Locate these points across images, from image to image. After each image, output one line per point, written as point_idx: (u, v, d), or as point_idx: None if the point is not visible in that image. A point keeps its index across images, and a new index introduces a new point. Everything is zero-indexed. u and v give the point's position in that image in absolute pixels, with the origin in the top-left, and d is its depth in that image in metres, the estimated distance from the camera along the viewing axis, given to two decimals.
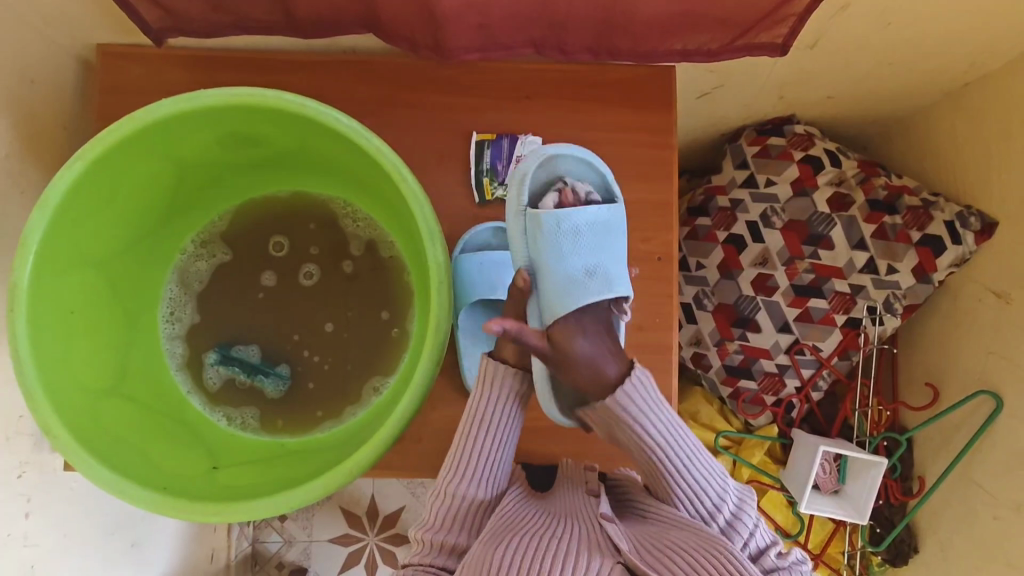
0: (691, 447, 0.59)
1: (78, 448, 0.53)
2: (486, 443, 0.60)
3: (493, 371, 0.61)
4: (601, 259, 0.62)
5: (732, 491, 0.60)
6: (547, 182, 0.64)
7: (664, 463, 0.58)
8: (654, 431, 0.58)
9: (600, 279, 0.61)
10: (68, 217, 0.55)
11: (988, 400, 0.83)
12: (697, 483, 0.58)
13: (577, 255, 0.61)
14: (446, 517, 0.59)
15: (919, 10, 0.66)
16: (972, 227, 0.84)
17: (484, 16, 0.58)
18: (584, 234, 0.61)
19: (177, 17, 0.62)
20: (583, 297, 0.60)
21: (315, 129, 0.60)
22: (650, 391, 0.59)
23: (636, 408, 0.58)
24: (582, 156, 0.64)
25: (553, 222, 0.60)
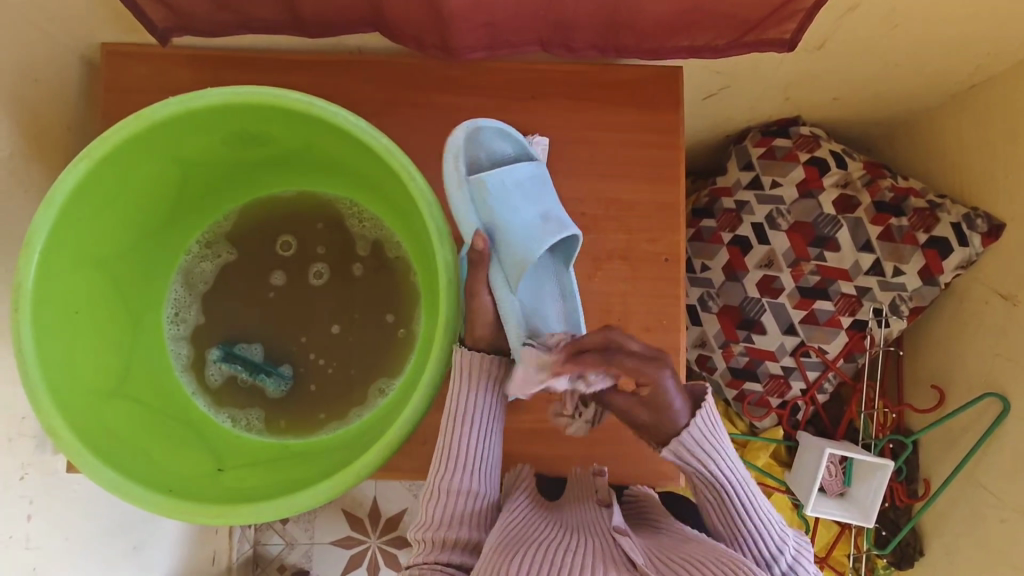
0: (752, 491, 0.59)
1: (81, 449, 0.53)
2: (473, 439, 0.60)
3: (465, 362, 0.60)
4: (550, 207, 0.62)
5: (793, 539, 0.59)
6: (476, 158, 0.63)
7: (727, 500, 0.58)
8: (718, 470, 0.57)
9: (556, 223, 0.61)
10: (73, 217, 0.55)
11: (995, 401, 0.83)
12: (757, 524, 0.58)
13: (526, 206, 0.61)
14: (446, 515, 0.59)
15: (927, 11, 0.66)
16: (979, 228, 0.84)
17: (491, 14, 0.58)
18: (524, 184, 0.62)
19: (182, 16, 0.61)
20: (545, 240, 0.60)
21: (323, 128, 0.59)
22: (719, 428, 0.57)
23: (706, 445, 0.56)
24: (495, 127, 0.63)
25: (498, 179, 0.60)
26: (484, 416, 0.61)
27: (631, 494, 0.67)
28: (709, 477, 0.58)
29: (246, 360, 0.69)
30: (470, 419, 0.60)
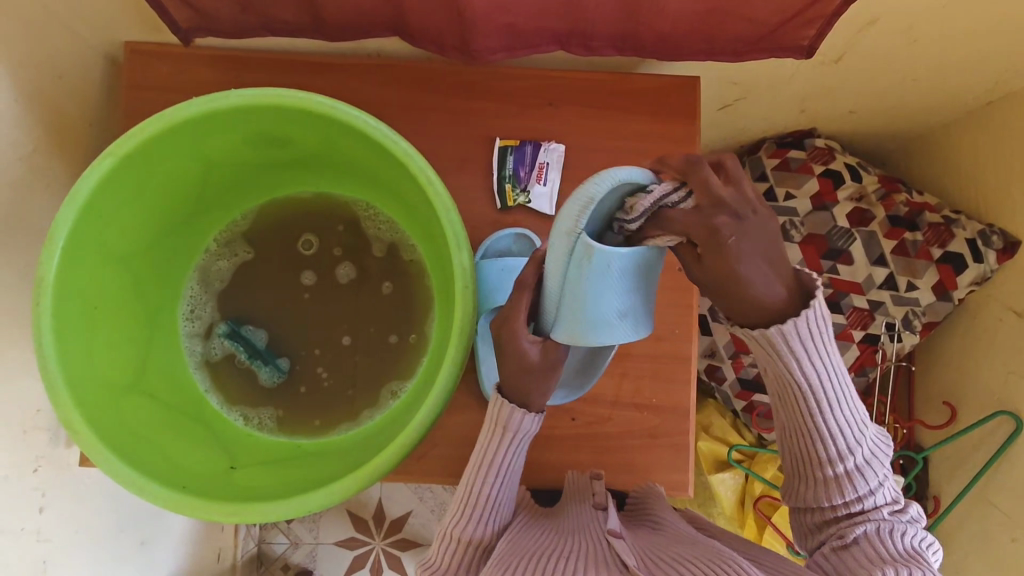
0: (842, 390, 0.54)
1: (98, 444, 0.53)
2: (488, 485, 0.59)
3: (508, 418, 0.57)
4: (635, 297, 0.51)
5: (868, 440, 0.56)
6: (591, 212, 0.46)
7: (806, 399, 0.53)
8: (812, 368, 0.51)
9: (626, 318, 0.52)
10: (96, 212, 0.56)
11: (1007, 420, 0.82)
12: (834, 424, 0.54)
13: (617, 297, 0.50)
14: (455, 558, 0.58)
15: (946, 27, 0.66)
16: (994, 245, 0.83)
17: (511, 17, 0.58)
18: (630, 274, 0.49)
19: (206, 17, 0.62)
20: (605, 339, 0.52)
21: (344, 131, 0.60)
22: (824, 325, 0.49)
23: (806, 345, 0.49)
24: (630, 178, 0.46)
25: (606, 263, 0.47)
26: (510, 467, 0.59)
27: (636, 495, 0.66)
28: (797, 380, 0.52)
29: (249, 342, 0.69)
30: (494, 466, 0.59)
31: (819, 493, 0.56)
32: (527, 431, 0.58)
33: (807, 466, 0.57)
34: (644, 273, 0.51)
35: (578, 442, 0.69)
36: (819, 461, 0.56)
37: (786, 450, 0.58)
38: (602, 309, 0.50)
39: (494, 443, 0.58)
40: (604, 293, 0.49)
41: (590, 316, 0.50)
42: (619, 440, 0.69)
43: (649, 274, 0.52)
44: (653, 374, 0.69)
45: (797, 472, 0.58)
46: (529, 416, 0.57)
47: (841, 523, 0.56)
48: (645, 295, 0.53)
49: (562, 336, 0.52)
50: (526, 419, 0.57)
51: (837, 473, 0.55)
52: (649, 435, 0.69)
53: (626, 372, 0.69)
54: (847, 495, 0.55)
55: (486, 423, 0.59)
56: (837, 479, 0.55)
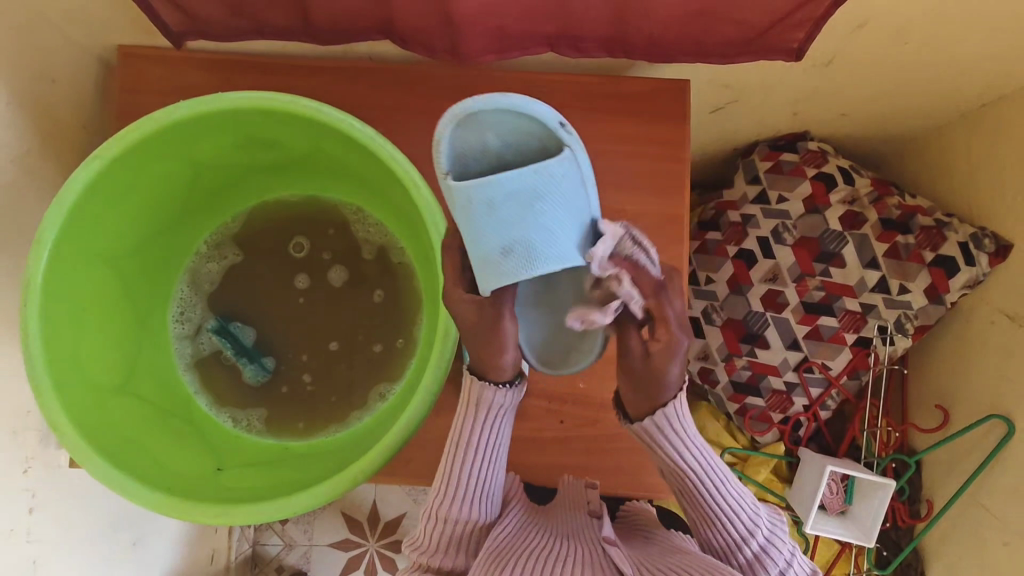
0: (724, 473, 0.60)
1: (84, 446, 0.53)
2: (471, 464, 0.59)
3: (480, 394, 0.59)
4: (523, 236, 0.48)
5: (766, 519, 0.60)
6: (481, 146, 0.46)
7: (697, 483, 0.59)
8: (688, 453, 0.59)
9: (518, 259, 0.48)
10: (84, 214, 0.56)
11: (999, 424, 0.82)
12: (729, 506, 0.59)
13: (492, 230, 0.47)
14: (437, 538, 0.58)
15: (936, 30, 0.66)
16: (986, 248, 0.84)
17: (500, 19, 0.58)
18: (500, 207, 0.47)
19: (196, 20, 0.62)
20: (502, 279, 0.50)
21: (331, 134, 0.60)
22: (683, 413, 0.58)
23: (669, 433, 0.57)
24: (517, 106, 0.45)
25: (465, 198, 0.46)
26: (491, 445, 0.60)
27: (629, 508, 0.67)
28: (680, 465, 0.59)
29: (237, 340, 0.70)
30: (475, 444, 0.60)
31: None
32: (503, 406, 0.59)
33: (727, 556, 0.59)
34: (534, 207, 0.47)
35: (567, 444, 0.69)
36: (730, 547, 0.58)
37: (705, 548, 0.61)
38: (478, 243, 0.48)
39: (469, 421, 0.59)
40: (480, 229, 0.47)
41: (475, 252, 0.49)
42: (608, 442, 0.69)
43: (555, 214, 0.48)
44: None
45: None
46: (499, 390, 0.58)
47: None
48: (553, 236, 0.48)
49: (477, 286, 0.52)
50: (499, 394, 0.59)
51: (752, 555, 0.58)
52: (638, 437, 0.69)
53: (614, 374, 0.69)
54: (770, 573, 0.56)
55: (461, 401, 0.61)
56: (756, 559, 0.57)
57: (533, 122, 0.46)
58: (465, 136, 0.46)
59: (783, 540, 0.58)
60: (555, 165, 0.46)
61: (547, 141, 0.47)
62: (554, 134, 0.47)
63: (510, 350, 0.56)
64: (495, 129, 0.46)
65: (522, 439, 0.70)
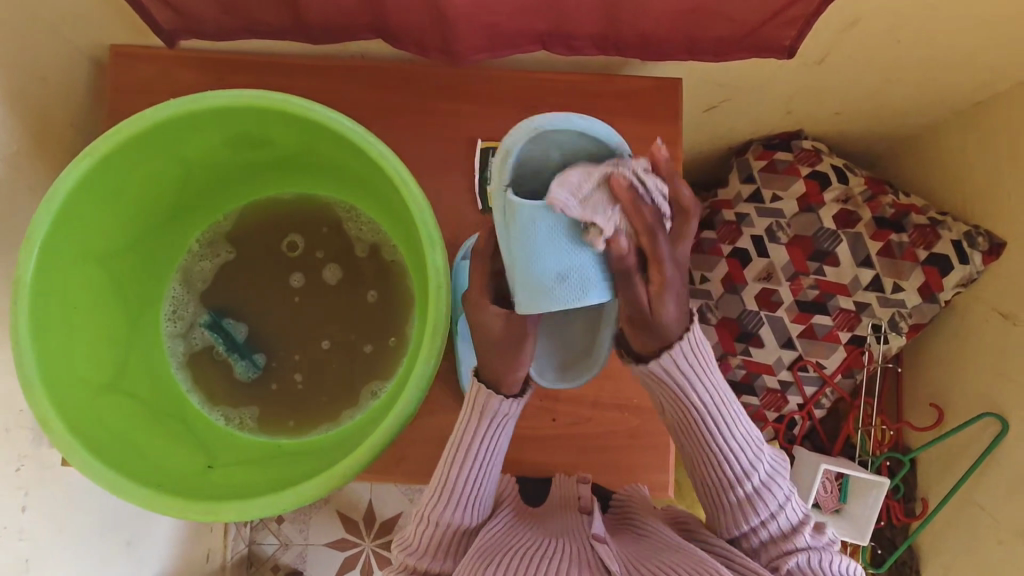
0: (732, 413, 0.59)
1: (74, 442, 0.53)
2: (470, 473, 0.59)
3: (483, 404, 0.57)
4: (579, 261, 0.49)
5: (765, 460, 0.60)
6: (544, 163, 0.50)
7: (700, 424, 0.58)
8: (701, 394, 0.57)
9: (574, 284, 0.49)
10: (74, 212, 0.56)
11: (993, 422, 0.83)
12: (731, 447, 0.59)
13: (551, 254, 0.48)
14: (429, 542, 0.58)
15: (927, 27, 0.66)
16: (980, 247, 0.84)
17: (491, 17, 0.58)
18: (564, 228, 0.48)
19: (187, 19, 0.62)
20: (553, 305, 0.49)
21: (322, 132, 0.60)
22: (705, 350, 0.56)
23: (688, 375, 0.56)
24: (571, 122, 0.48)
25: (528, 218, 0.48)
26: (490, 451, 0.59)
27: (618, 496, 0.66)
28: (691, 404, 0.58)
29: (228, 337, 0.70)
30: (475, 452, 0.58)
31: (736, 516, 0.59)
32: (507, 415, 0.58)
33: (717, 494, 0.60)
34: (589, 233, 0.49)
35: (559, 441, 0.69)
36: (726, 483, 0.59)
37: (697, 480, 0.62)
38: (535, 271, 0.49)
39: (470, 429, 0.58)
40: (540, 253, 0.48)
41: (528, 277, 0.49)
42: (600, 441, 0.69)
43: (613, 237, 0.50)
44: (634, 375, 0.69)
45: (710, 501, 0.61)
46: (506, 400, 0.57)
47: (768, 544, 0.58)
48: (603, 261, 0.50)
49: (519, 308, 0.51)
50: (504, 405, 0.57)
51: (745, 495, 0.58)
52: (630, 436, 0.69)
53: (607, 372, 0.69)
54: (760, 514, 0.58)
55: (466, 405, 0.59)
56: (748, 501, 0.58)
57: (581, 145, 0.50)
58: (533, 153, 0.50)
59: (779, 481, 0.59)
60: (618, 189, 0.49)
61: (597, 159, 0.51)
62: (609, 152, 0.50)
63: (522, 366, 0.56)
64: (558, 148, 0.50)
65: (515, 437, 0.70)
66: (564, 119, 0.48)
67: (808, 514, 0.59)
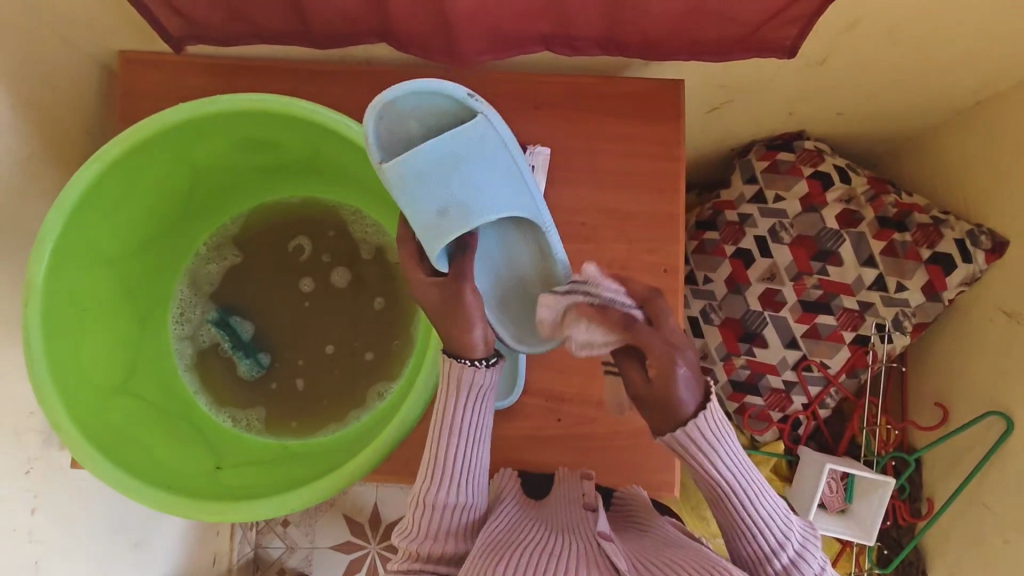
0: (758, 481, 0.55)
1: (85, 445, 0.54)
2: (457, 447, 0.57)
3: (458, 377, 0.56)
4: (454, 195, 0.54)
5: (797, 529, 0.55)
6: (407, 134, 0.54)
7: (728, 497, 0.54)
8: (722, 467, 0.53)
9: (456, 218, 0.55)
10: (85, 216, 0.57)
11: (998, 420, 0.82)
12: (760, 519, 0.54)
13: (426, 198, 0.54)
14: (427, 524, 0.56)
15: (928, 28, 0.67)
16: (982, 245, 0.84)
17: (495, 19, 0.59)
18: (429, 174, 0.53)
19: (194, 24, 0.63)
20: (440, 241, 0.55)
21: (328, 135, 0.61)
22: (723, 424, 0.52)
23: (707, 445, 0.52)
24: (418, 88, 0.52)
25: (396, 174, 0.53)
26: (476, 423, 0.57)
27: (620, 494, 0.66)
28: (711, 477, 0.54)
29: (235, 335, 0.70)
30: (460, 425, 0.57)
31: None
32: (483, 387, 0.56)
33: (753, 568, 0.54)
34: (461, 170, 0.54)
35: (564, 442, 0.70)
36: (761, 559, 0.54)
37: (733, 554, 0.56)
38: (419, 213, 0.55)
39: (451, 402, 0.56)
40: (414, 202, 0.54)
41: (418, 223, 0.55)
42: (605, 441, 0.69)
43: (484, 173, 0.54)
44: None
45: None
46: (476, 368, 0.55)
47: None
48: (483, 192, 0.55)
49: (436, 265, 0.57)
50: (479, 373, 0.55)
51: (782, 568, 0.53)
52: (635, 435, 0.69)
53: None
54: None
55: (443, 382, 0.57)
56: (786, 574, 0.53)
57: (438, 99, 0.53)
58: (389, 125, 0.54)
59: (814, 549, 0.54)
60: (471, 130, 0.53)
61: (459, 112, 0.54)
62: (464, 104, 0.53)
63: (477, 326, 0.54)
64: (416, 116, 0.54)
65: (520, 438, 0.70)
66: (407, 86, 0.51)
67: None
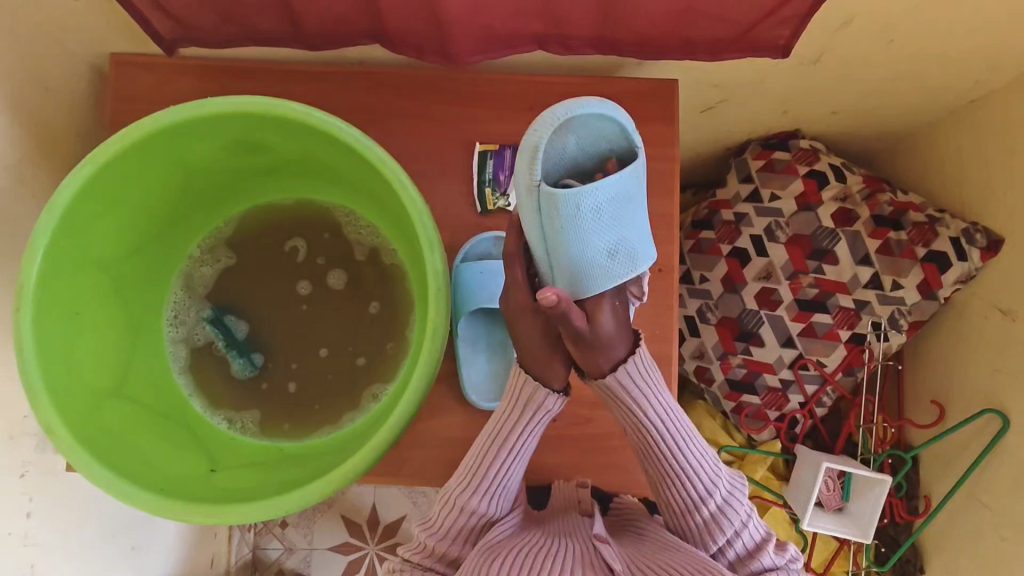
0: (687, 430, 0.60)
1: (78, 448, 0.54)
2: (501, 460, 0.60)
3: (531, 393, 0.59)
4: (624, 235, 0.54)
5: (725, 478, 0.61)
6: (564, 151, 0.53)
7: (655, 441, 0.60)
8: (652, 410, 0.59)
9: (622, 259, 0.54)
10: (76, 220, 0.57)
11: (994, 418, 0.83)
12: (689, 464, 0.60)
13: (597, 235, 0.53)
14: (451, 525, 0.59)
15: (920, 26, 0.67)
16: (978, 243, 0.83)
17: (487, 19, 0.58)
18: (603, 209, 0.53)
19: (186, 26, 0.63)
20: (604, 282, 0.54)
21: (320, 137, 0.60)
22: (652, 370, 0.58)
23: (635, 389, 0.57)
24: (601, 110, 0.52)
25: (573, 204, 0.52)
26: (527, 446, 0.60)
27: (617, 503, 0.67)
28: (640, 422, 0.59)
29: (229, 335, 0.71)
30: (510, 444, 0.60)
31: (703, 541, 0.59)
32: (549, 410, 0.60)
33: (683, 517, 0.60)
34: (629, 207, 0.54)
35: (560, 443, 0.70)
36: (688, 504, 0.59)
37: (662, 502, 0.62)
38: (586, 250, 0.53)
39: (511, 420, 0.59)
40: (583, 236, 0.53)
41: (587, 262, 0.53)
42: (600, 441, 0.69)
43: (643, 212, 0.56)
44: None
45: (675, 524, 0.61)
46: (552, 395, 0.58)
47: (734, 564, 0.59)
48: (641, 233, 0.56)
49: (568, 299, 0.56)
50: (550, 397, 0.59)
51: (708, 516, 0.59)
52: None
53: None
54: (725, 534, 0.59)
55: (510, 395, 0.60)
56: (712, 521, 0.59)
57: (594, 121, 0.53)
58: (556, 148, 0.53)
59: (738, 499, 0.60)
60: (639, 169, 0.54)
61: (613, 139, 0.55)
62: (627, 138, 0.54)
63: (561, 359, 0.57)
64: (576, 133, 0.53)
65: None
66: (591, 106, 0.51)
67: (771, 532, 0.60)
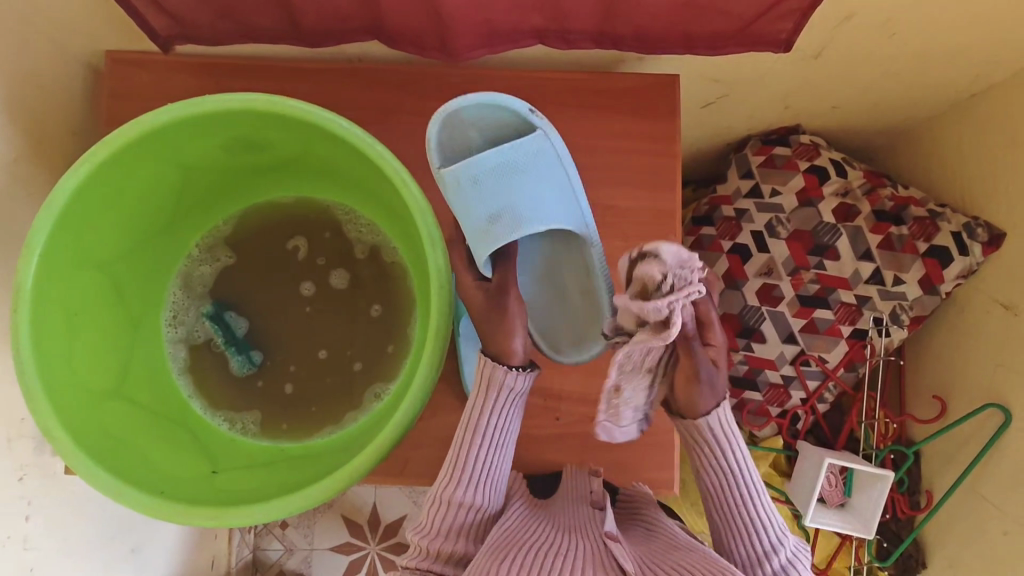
0: (757, 486, 0.61)
1: (77, 452, 0.53)
2: (481, 448, 0.59)
3: (491, 375, 0.59)
4: (508, 202, 0.59)
5: (790, 545, 0.59)
6: (466, 143, 0.60)
7: (727, 491, 0.60)
8: (725, 461, 0.60)
9: (507, 222, 0.59)
10: (73, 219, 0.56)
11: (996, 413, 0.83)
12: (755, 519, 0.59)
13: (481, 203, 0.58)
14: (445, 523, 0.57)
15: (922, 20, 0.66)
16: (979, 238, 0.83)
17: (487, 14, 0.58)
18: (484, 180, 0.58)
19: (183, 23, 0.62)
20: (490, 246, 0.59)
21: (320, 134, 0.60)
22: (732, 421, 0.60)
23: (715, 437, 0.59)
24: (482, 99, 0.57)
25: (455, 177, 0.58)
26: (503, 429, 0.60)
27: (626, 493, 0.66)
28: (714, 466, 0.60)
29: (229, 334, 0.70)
30: (483, 432, 0.59)
31: None
32: (514, 390, 0.59)
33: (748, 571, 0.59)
34: (515, 181, 0.59)
35: (563, 441, 0.69)
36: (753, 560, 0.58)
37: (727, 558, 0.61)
38: (473, 217, 0.59)
39: (481, 405, 0.59)
40: (466, 205, 0.58)
41: (468, 227, 0.59)
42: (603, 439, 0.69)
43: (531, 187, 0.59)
44: None
45: None
46: (512, 373, 0.58)
47: None
48: (534, 201, 0.59)
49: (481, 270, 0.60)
50: (512, 376, 0.59)
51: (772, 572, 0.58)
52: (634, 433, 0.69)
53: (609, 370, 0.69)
54: None
55: (476, 384, 0.61)
56: None
57: (499, 116, 0.59)
58: (453, 132, 0.59)
59: (802, 566, 0.58)
60: (528, 143, 0.58)
61: (518, 128, 0.60)
62: (523, 118, 0.58)
63: (517, 334, 0.59)
64: (475, 127, 0.59)
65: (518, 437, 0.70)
66: (470, 98, 0.57)
67: None
